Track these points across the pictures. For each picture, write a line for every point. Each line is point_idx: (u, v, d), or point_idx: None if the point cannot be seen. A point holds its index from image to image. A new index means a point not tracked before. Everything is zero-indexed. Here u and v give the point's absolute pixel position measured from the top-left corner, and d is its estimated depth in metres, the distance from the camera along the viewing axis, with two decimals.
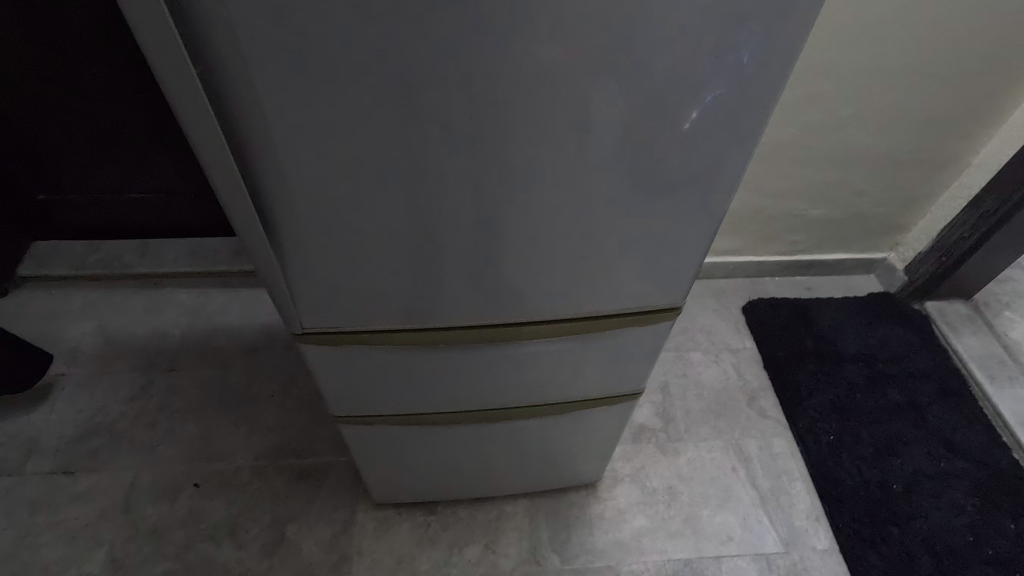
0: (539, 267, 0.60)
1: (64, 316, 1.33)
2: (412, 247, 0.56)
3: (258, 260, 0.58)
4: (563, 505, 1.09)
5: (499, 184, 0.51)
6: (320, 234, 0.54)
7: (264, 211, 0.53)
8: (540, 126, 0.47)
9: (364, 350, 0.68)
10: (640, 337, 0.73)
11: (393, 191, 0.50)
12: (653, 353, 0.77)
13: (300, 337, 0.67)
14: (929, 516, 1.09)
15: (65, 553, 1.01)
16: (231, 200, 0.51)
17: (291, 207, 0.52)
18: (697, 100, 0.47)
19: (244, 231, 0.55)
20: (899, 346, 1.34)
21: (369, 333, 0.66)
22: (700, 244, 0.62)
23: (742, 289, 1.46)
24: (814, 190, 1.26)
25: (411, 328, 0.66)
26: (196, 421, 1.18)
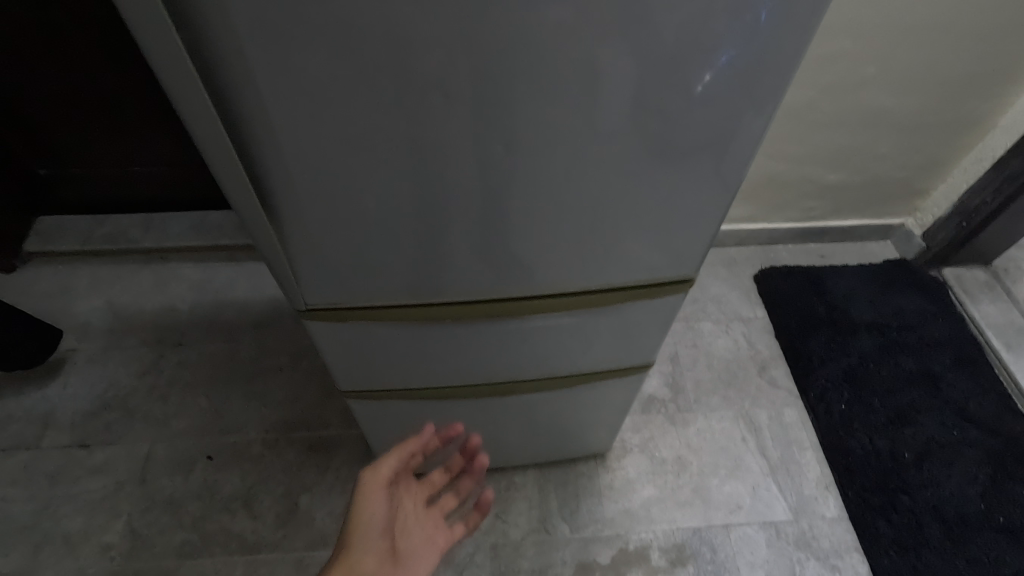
0: (550, 239, 0.59)
1: (72, 291, 1.33)
2: (416, 220, 0.54)
3: (257, 235, 0.56)
4: (572, 475, 1.10)
5: (505, 154, 0.49)
6: (320, 208, 0.52)
7: (260, 183, 0.51)
8: (544, 93, 0.44)
9: (370, 326, 0.67)
10: (650, 309, 0.72)
11: (393, 162, 0.48)
12: (664, 325, 0.75)
13: (305, 314, 0.66)
14: (940, 485, 1.08)
15: (85, 524, 1.03)
16: (224, 172, 0.49)
17: (288, 179, 0.50)
18: (711, 64, 0.44)
19: (240, 204, 0.53)
20: (913, 315, 1.31)
21: (374, 309, 0.65)
22: (712, 214, 0.60)
23: (753, 258, 1.43)
24: (829, 157, 1.22)
25: (418, 304, 0.65)
26: (207, 395, 1.19)
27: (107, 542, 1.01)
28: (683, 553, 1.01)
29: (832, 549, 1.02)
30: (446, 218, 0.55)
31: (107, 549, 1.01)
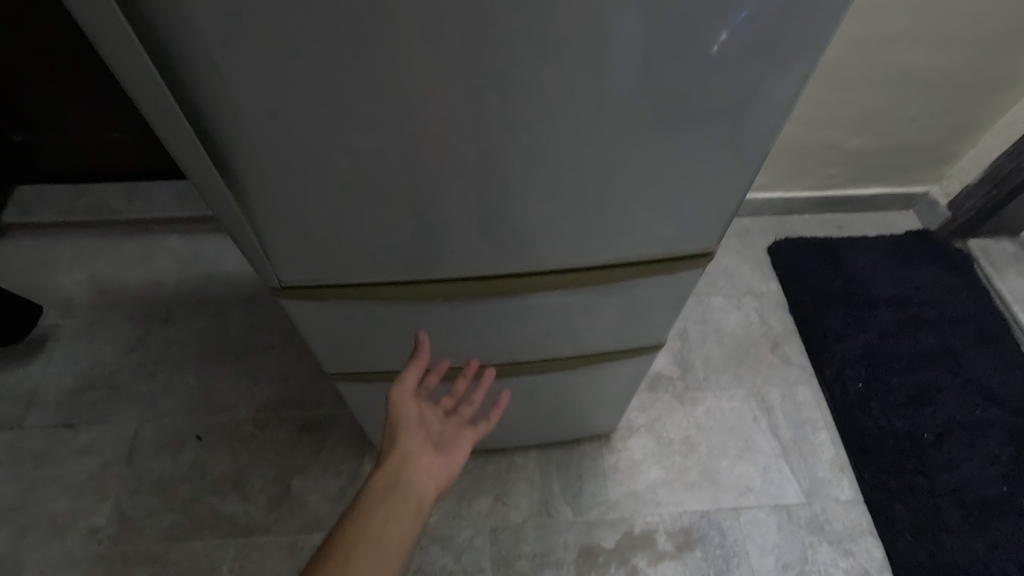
0: (552, 210, 0.52)
1: (54, 265, 1.28)
2: (396, 190, 0.48)
3: (217, 204, 0.50)
4: (575, 457, 1.05)
5: (495, 116, 0.42)
6: (288, 177, 0.46)
7: (213, 143, 0.44)
8: (538, 47, 0.37)
9: (352, 305, 0.61)
10: (661, 287, 0.66)
11: (365, 122, 0.41)
12: (675, 303, 0.69)
13: (280, 292, 0.60)
14: (960, 467, 1.04)
15: (71, 506, 1.00)
16: (167, 132, 0.42)
17: (245, 140, 0.43)
18: (728, 19, 0.37)
19: (193, 170, 0.46)
20: (935, 289, 1.25)
21: (355, 287, 0.59)
22: (731, 187, 0.53)
23: (767, 229, 1.36)
24: (853, 120, 1.14)
25: (404, 282, 0.59)
26: (195, 373, 1.14)
27: (95, 525, 0.98)
28: (690, 537, 0.98)
29: (845, 533, 0.98)
30: (432, 186, 0.48)
31: (94, 532, 0.98)
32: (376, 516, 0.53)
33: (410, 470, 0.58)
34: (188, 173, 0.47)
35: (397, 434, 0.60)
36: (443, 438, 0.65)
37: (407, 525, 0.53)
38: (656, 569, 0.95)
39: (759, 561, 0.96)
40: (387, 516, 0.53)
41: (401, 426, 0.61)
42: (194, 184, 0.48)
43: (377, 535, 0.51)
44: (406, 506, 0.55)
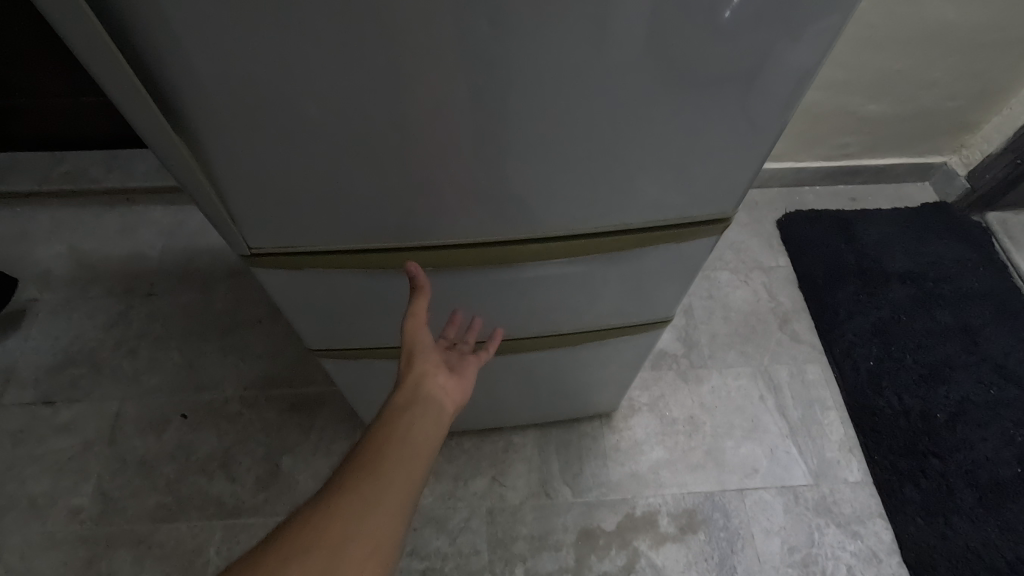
0: (552, 171, 0.47)
1: (32, 237, 1.22)
2: (376, 146, 0.43)
3: (172, 160, 0.44)
4: (576, 436, 1.02)
5: (487, 56, 0.37)
6: (252, 128, 0.41)
7: (160, 84, 0.38)
8: None
9: (331, 275, 0.56)
10: (667, 257, 0.60)
11: (337, 60, 0.36)
12: (685, 275, 0.64)
13: (251, 260, 0.54)
14: (974, 447, 1.00)
15: (52, 486, 0.96)
16: (102, 69, 0.36)
17: (200, 82, 0.37)
18: None
19: (139, 118, 0.40)
20: (951, 263, 1.20)
21: (335, 256, 0.54)
22: (749, 149, 0.48)
23: (777, 201, 1.30)
24: (873, 83, 1.08)
25: (385, 252, 0.54)
26: (180, 349, 1.10)
27: (76, 506, 0.95)
28: (694, 519, 0.94)
29: (853, 515, 0.95)
30: (414, 139, 0.42)
31: (76, 513, 0.94)
32: (397, 427, 0.46)
33: (427, 386, 0.51)
34: (140, 124, 0.41)
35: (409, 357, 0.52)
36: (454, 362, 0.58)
37: (432, 437, 0.47)
38: (658, 552, 0.92)
39: (765, 544, 0.93)
40: (409, 427, 0.46)
41: (413, 347, 0.52)
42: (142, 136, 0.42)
43: (402, 444, 0.44)
44: (428, 418, 0.48)
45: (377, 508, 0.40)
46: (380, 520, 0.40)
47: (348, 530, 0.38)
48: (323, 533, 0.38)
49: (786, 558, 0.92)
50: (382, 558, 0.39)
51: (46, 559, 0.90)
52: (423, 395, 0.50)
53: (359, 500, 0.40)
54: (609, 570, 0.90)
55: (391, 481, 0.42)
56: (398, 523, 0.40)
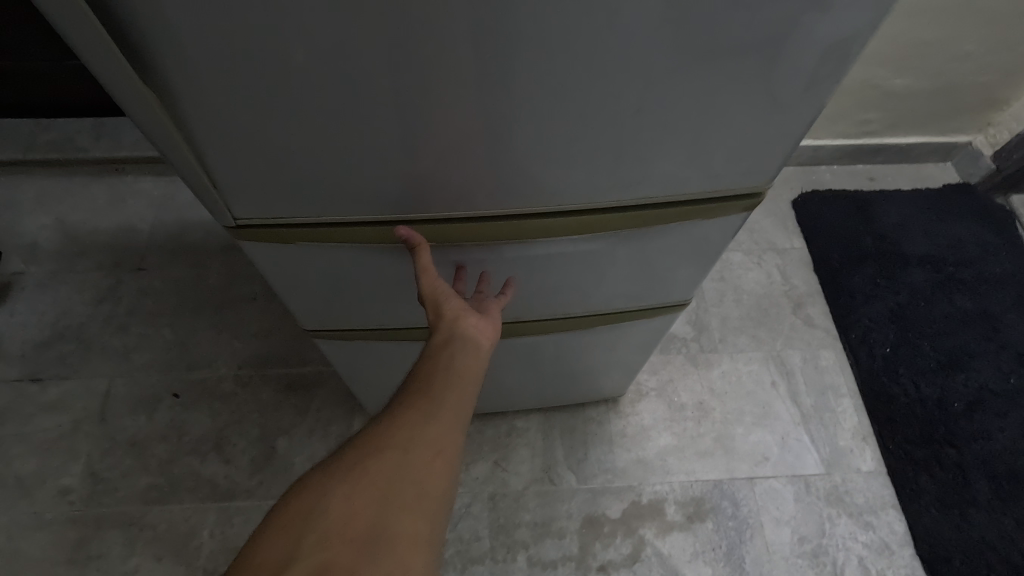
0: (568, 140, 0.42)
1: (17, 207, 1.17)
2: (368, 109, 0.38)
3: (143, 120, 0.39)
4: (581, 421, 0.99)
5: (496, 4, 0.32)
6: (229, 88, 0.36)
7: (124, 27, 0.32)
8: None
9: (323, 250, 0.52)
10: (685, 235, 0.56)
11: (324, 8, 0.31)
12: (704, 257, 0.60)
13: (236, 233, 0.50)
14: (992, 438, 0.97)
15: (40, 466, 0.93)
16: (52, 7, 0.31)
17: (165, 32, 0.32)
18: None
19: (101, 71, 0.35)
20: (973, 247, 1.15)
21: (327, 229, 0.49)
22: (784, 122, 0.43)
23: (792, 180, 1.25)
24: (902, 55, 1.02)
25: (381, 225, 0.49)
26: (172, 326, 1.06)
27: (65, 486, 0.92)
28: (702, 507, 0.92)
29: (865, 506, 0.92)
30: (419, 96, 0.37)
31: (65, 493, 0.91)
32: (439, 360, 0.45)
33: (465, 323, 0.48)
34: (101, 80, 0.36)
35: (433, 303, 0.49)
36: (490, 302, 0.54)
37: (476, 365, 0.46)
38: (664, 541, 0.89)
39: (775, 533, 0.90)
40: (451, 357, 0.45)
41: (435, 292, 0.49)
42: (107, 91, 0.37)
43: (445, 372, 0.44)
44: (469, 347, 0.47)
45: (435, 424, 0.41)
46: (439, 432, 0.41)
47: (412, 439, 0.40)
48: (388, 445, 0.39)
49: (795, 549, 0.89)
50: (447, 464, 0.40)
51: (34, 541, 0.88)
52: (457, 332, 0.47)
53: (417, 417, 0.41)
54: (613, 558, 0.88)
55: (444, 402, 0.42)
56: (456, 437, 0.42)
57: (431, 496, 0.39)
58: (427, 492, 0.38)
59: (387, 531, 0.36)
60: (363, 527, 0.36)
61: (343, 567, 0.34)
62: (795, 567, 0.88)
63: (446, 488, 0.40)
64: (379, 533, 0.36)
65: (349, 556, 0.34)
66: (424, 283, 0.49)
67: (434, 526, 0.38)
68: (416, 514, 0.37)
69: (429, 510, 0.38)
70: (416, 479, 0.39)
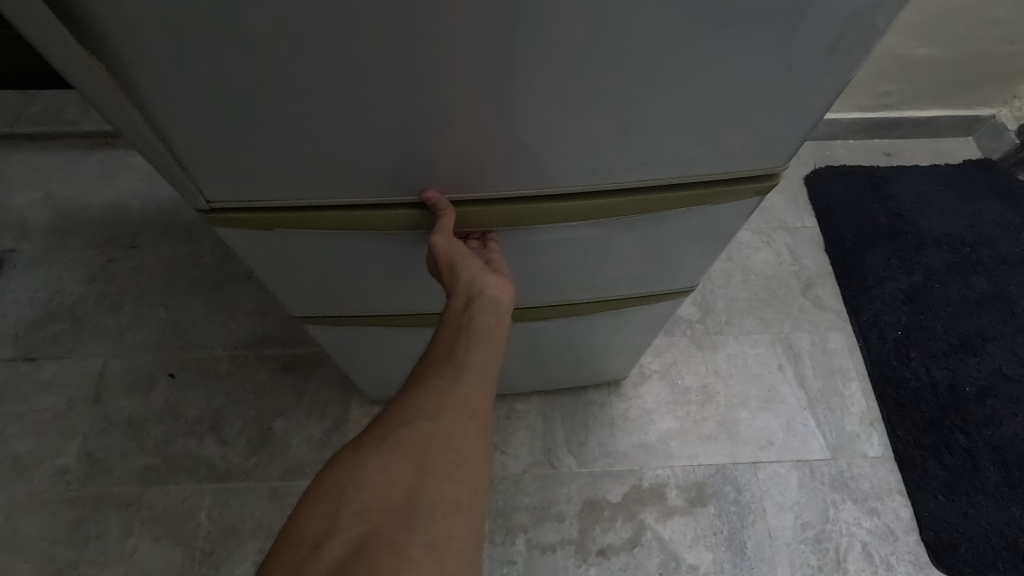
0: (568, 114, 0.38)
1: (6, 182, 1.14)
2: (341, 85, 0.35)
3: (93, 95, 0.35)
4: (582, 404, 0.97)
5: None
6: (187, 64, 0.33)
7: None
8: None
9: (303, 236, 0.49)
10: (692, 221, 0.53)
11: None
12: (712, 244, 0.57)
13: (210, 217, 0.47)
14: (1004, 423, 0.94)
15: (36, 446, 0.92)
16: None
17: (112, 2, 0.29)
18: None
19: (40, 40, 0.31)
20: (992, 227, 1.11)
21: (308, 213, 0.46)
22: (800, 99, 0.39)
23: (806, 156, 1.20)
24: (928, 22, 0.96)
25: (365, 211, 0.46)
26: (166, 305, 1.04)
27: (62, 466, 0.91)
28: (704, 492, 0.90)
29: (871, 491, 0.90)
30: (401, 65, 0.34)
31: (62, 473, 0.91)
32: (462, 324, 0.44)
33: (483, 281, 0.46)
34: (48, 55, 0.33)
35: (448, 266, 0.46)
36: (495, 256, 0.51)
37: (499, 324, 0.45)
38: (665, 525, 0.88)
39: (777, 519, 0.89)
40: (472, 314, 0.44)
41: (450, 257, 0.46)
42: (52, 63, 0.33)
43: (471, 337, 0.43)
44: (492, 310, 0.45)
45: (463, 387, 0.41)
46: (468, 395, 0.40)
47: (442, 405, 0.40)
48: (417, 414, 0.39)
49: (798, 534, 0.88)
50: (481, 425, 0.40)
51: (32, 521, 0.88)
52: (476, 291, 0.45)
53: (445, 381, 0.41)
54: (613, 542, 0.87)
55: (471, 365, 0.42)
56: (486, 397, 0.41)
57: (468, 460, 0.38)
58: (463, 457, 0.38)
59: (425, 501, 0.36)
60: (401, 497, 0.36)
61: (385, 536, 0.34)
62: (797, 553, 0.87)
63: (482, 451, 0.40)
64: (417, 500, 0.36)
65: (387, 527, 0.35)
66: (438, 249, 0.45)
67: (474, 490, 0.38)
68: (455, 479, 0.37)
69: (468, 474, 0.38)
70: (451, 444, 0.38)
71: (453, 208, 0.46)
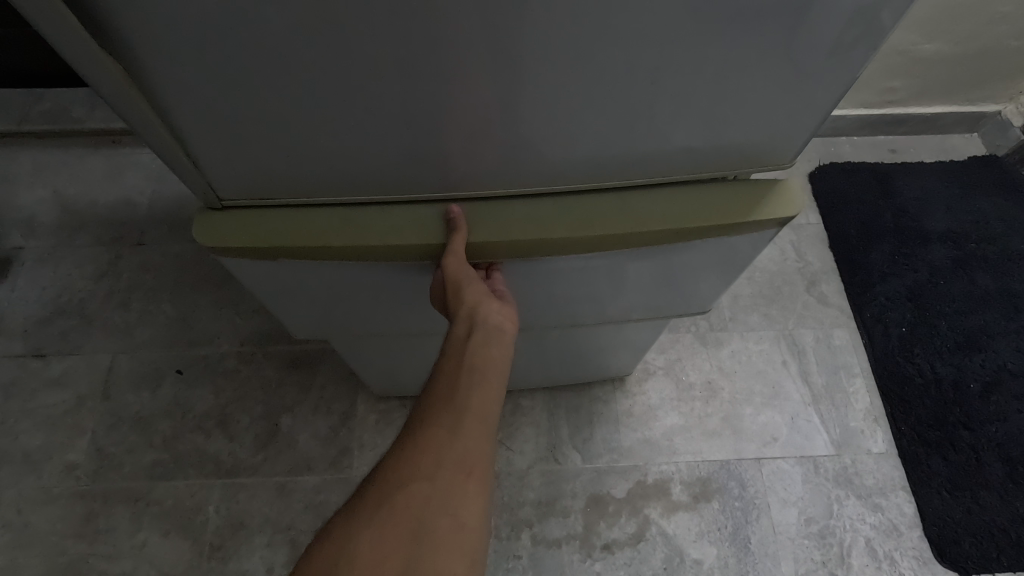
0: (577, 113, 0.39)
1: (13, 180, 1.15)
2: (352, 83, 0.35)
3: (110, 94, 0.36)
4: (587, 400, 0.97)
5: None
6: (200, 64, 0.33)
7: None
8: None
9: (312, 262, 0.49)
10: (704, 258, 0.53)
11: None
12: (728, 270, 0.56)
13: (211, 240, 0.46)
14: (1008, 419, 0.95)
15: (46, 442, 0.93)
16: None
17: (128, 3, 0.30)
18: None
19: (60, 40, 0.32)
20: (997, 223, 1.11)
21: (316, 242, 0.46)
22: (808, 96, 0.39)
23: (810, 152, 1.20)
24: (933, 17, 0.96)
25: (375, 243, 0.46)
26: (173, 302, 1.04)
27: (72, 461, 0.92)
28: (708, 488, 0.91)
29: (875, 487, 0.91)
30: (412, 64, 0.34)
31: (72, 468, 0.92)
32: (460, 376, 0.44)
33: (489, 318, 0.47)
34: (64, 55, 0.33)
35: (454, 288, 0.47)
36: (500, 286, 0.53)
37: (498, 372, 0.46)
38: (670, 520, 0.89)
39: (781, 514, 0.89)
40: (472, 352, 0.45)
41: (457, 278, 0.47)
42: (69, 60, 0.34)
43: (468, 391, 0.44)
44: (491, 359, 0.46)
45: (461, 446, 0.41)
46: (465, 453, 0.41)
47: (439, 462, 0.40)
48: (413, 477, 0.40)
49: (802, 530, 0.88)
50: (479, 485, 0.41)
51: (43, 515, 0.89)
52: (480, 317, 0.47)
53: (442, 436, 0.41)
54: (618, 537, 0.87)
55: (468, 420, 0.42)
56: (484, 454, 0.42)
57: (466, 523, 0.39)
58: (460, 522, 0.39)
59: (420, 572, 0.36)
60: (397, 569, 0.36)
61: None
62: (801, 548, 0.87)
63: (481, 512, 0.40)
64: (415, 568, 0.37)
65: None
66: (450, 271, 0.46)
67: (473, 555, 0.38)
68: (452, 547, 0.38)
69: (466, 539, 0.38)
70: (449, 510, 0.39)
71: (468, 230, 0.47)
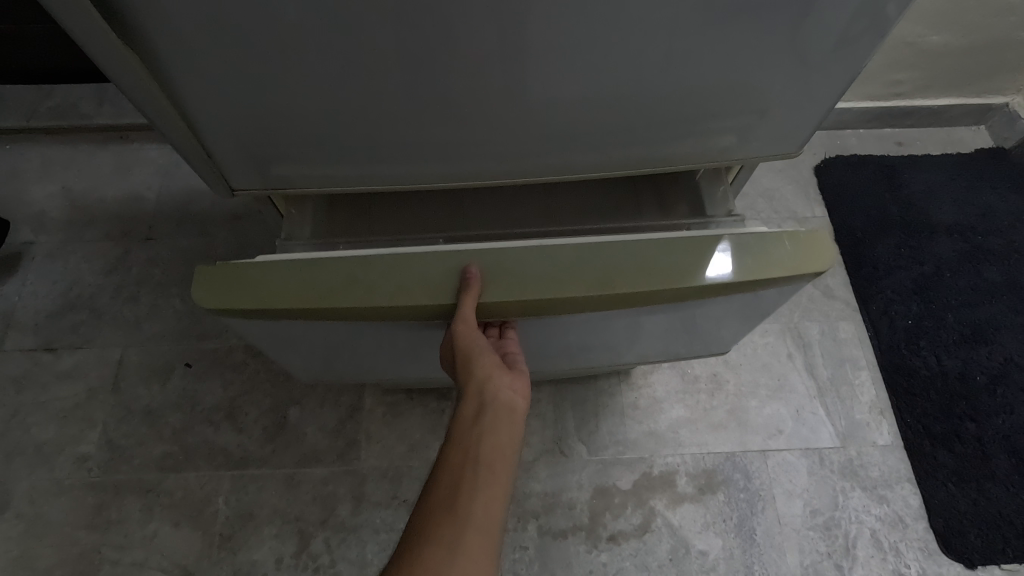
0: (585, 104, 0.39)
1: (22, 175, 1.16)
2: (363, 75, 0.35)
3: (128, 89, 0.37)
4: (592, 394, 0.98)
5: None
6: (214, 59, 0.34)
7: None
8: None
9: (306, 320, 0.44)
10: (726, 316, 0.52)
11: None
12: (750, 319, 0.55)
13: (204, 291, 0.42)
14: (1014, 412, 0.95)
15: (58, 434, 0.94)
16: None
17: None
18: None
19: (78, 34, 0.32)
20: (1004, 216, 1.10)
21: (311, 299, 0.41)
22: (815, 86, 0.40)
23: (816, 146, 1.19)
24: (940, 8, 0.95)
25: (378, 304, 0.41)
26: (181, 296, 1.05)
27: (83, 453, 0.93)
28: (713, 480, 0.91)
29: (881, 479, 0.91)
30: (421, 57, 0.34)
31: (83, 460, 0.93)
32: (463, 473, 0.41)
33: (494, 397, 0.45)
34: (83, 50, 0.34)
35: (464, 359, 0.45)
36: (511, 349, 0.51)
37: (503, 466, 0.42)
38: (675, 512, 0.89)
39: (786, 505, 0.89)
40: (478, 443, 0.42)
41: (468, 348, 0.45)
42: (88, 54, 0.34)
43: (471, 494, 0.40)
44: (497, 450, 0.42)
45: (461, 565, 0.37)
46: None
47: None
48: None
49: (807, 521, 0.88)
50: None
51: (55, 506, 0.90)
52: (489, 396, 0.45)
53: (441, 553, 0.37)
54: (624, 529, 0.88)
55: (469, 531, 0.38)
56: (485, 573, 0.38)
57: None
58: None
59: None
60: None
61: None
62: (806, 539, 0.87)
63: None
64: None
65: None
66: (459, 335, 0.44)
67: None
68: None
69: None
70: None
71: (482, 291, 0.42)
